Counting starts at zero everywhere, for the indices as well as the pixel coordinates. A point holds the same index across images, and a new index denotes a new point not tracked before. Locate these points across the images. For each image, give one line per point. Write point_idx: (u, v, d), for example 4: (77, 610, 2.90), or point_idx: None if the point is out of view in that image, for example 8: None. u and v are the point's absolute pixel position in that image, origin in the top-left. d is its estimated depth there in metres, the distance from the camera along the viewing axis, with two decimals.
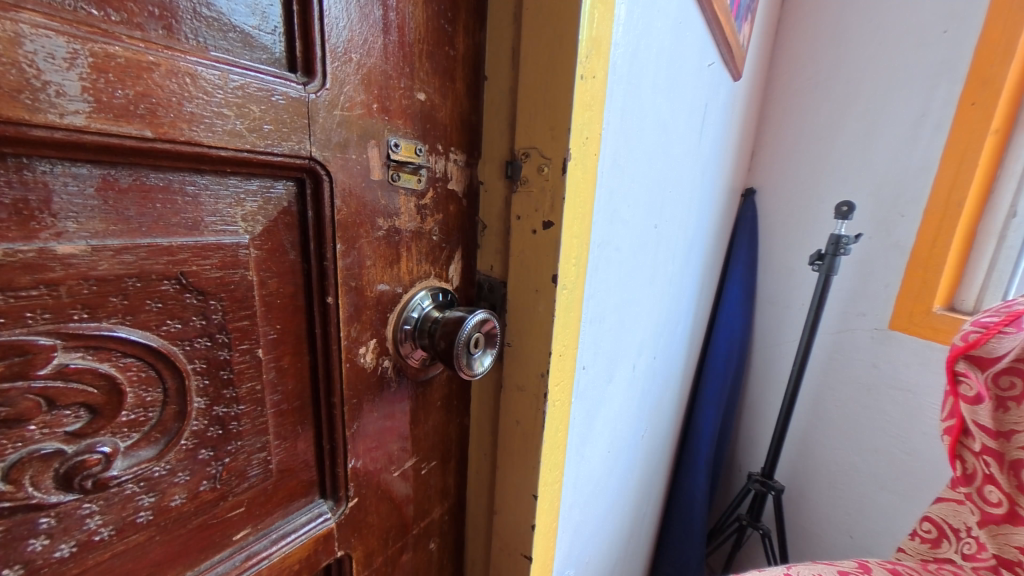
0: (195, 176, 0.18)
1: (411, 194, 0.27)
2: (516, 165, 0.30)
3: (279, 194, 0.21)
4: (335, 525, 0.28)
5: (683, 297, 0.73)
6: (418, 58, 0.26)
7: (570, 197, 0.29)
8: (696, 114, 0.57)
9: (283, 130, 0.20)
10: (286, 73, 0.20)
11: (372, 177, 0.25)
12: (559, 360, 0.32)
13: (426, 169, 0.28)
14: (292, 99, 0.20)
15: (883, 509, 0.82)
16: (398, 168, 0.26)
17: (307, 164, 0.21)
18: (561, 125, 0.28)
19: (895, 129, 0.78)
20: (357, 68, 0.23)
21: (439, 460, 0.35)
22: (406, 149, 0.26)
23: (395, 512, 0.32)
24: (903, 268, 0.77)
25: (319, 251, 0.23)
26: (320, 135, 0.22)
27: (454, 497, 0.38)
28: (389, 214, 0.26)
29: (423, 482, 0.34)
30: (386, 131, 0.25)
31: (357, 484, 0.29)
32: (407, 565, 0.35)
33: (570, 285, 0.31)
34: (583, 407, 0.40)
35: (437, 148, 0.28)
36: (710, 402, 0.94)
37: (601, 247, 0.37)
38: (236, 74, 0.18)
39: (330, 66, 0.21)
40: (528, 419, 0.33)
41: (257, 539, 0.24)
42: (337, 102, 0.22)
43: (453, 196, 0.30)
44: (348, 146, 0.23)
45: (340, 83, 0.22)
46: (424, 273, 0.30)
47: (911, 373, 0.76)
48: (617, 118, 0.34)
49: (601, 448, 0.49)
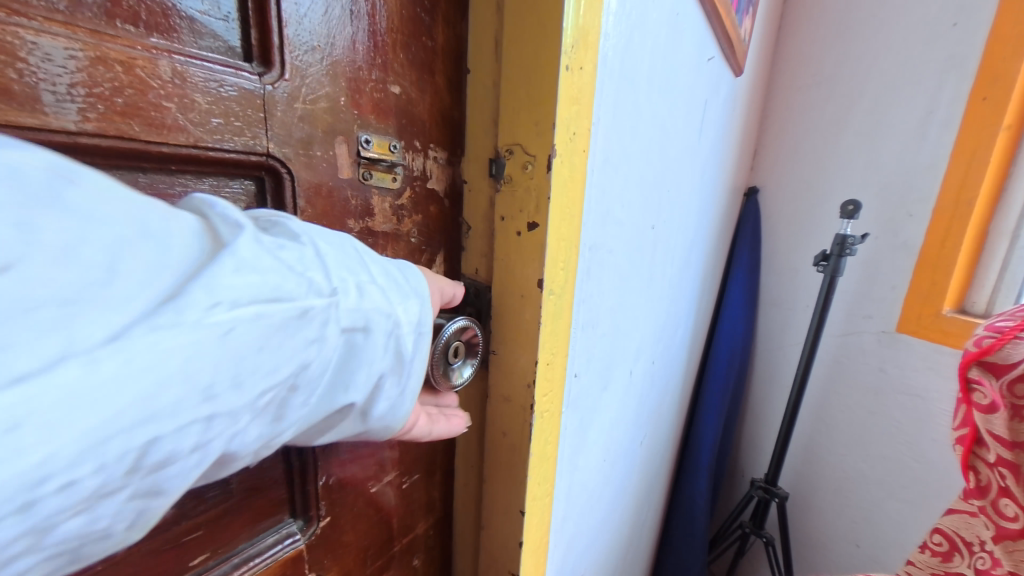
0: (138, 175, 0.17)
1: (387, 193, 0.26)
2: (500, 163, 0.28)
3: (236, 193, 0.20)
4: (305, 546, 0.26)
5: (682, 298, 0.71)
6: (390, 47, 0.24)
7: (557, 197, 0.27)
8: (695, 111, 0.55)
9: (235, 123, 0.19)
10: (239, 63, 0.19)
11: (341, 176, 0.23)
12: (547, 369, 0.30)
13: (402, 168, 0.26)
14: (246, 91, 0.19)
15: (891, 518, 0.79)
16: (370, 167, 0.24)
17: (266, 162, 0.20)
18: (544, 121, 0.26)
19: (903, 126, 0.76)
20: (322, 58, 0.21)
21: (423, 473, 0.34)
22: (379, 146, 0.25)
23: (375, 529, 0.31)
24: (909, 268, 0.74)
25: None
26: (279, 131, 0.20)
27: (440, 510, 0.36)
28: (362, 216, 0.25)
29: (405, 496, 0.33)
30: (356, 127, 0.23)
31: (330, 503, 0.27)
32: None
33: (557, 290, 0.29)
34: (576, 416, 0.38)
35: (414, 145, 0.27)
36: (712, 406, 0.91)
37: (593, 250, 0.35)
38: (184, 64, 0.17)
39: (290, 55, 0.20)
40: (515, 430, 0.31)
41: (218, 565, 0.22)
42: (299, 95, 0.20)
43: (433, 196, 0.29)
44: (313, 143, 0.22)
45: (302, 75, 0.20)
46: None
47: (920, 377, 0.74)
48: (609, 114, 0.33)
49: (596, 456, 0.47)
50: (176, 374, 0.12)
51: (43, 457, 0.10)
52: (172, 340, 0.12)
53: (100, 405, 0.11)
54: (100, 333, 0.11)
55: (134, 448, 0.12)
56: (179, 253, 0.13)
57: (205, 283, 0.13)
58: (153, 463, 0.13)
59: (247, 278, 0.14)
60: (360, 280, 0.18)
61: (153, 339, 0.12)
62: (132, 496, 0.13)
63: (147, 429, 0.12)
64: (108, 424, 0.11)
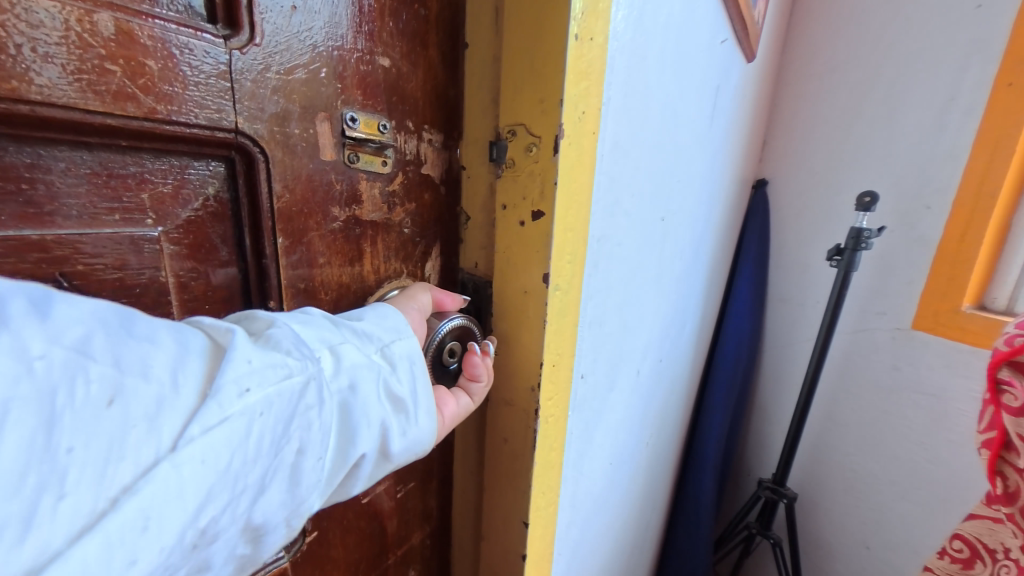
0: (83, 152, 0.15)
1: (375, 178, 0.23)
2: (501, 146, 0.26)
3: (202, 175, 0.18)
4: (288, 564, 0.24)
5: (690, 294, 0.69)
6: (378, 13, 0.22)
7: (564, 181, 0.24)
8: (706, 97, 0.52)
9: (197, 95, 0.16)
10: (200, 24, 0.16)
11: (323, 158, 0.21)
12: (552, 371, 0.28)
13: (393, 150, 0.24)
14: (208, 55, 0.16)
15: (903, 519, 0.77)
16: (356, 149, 0.22)
17: (234, 140, 0.18)
18: (550, 98, 0.23)
19: (921, 114, 0.73)
20: (301, 22, 0.19)
21: (418, 481, 0.31)
22: (366, 125, 0.22)
23: (365, 542, 0.28)
24: (926, 263, 0.72)
25: (257, 245, 0.20)
26: (249, 103, 0.18)
27: (436, 520, 0.34)
28: (347, 202, 0.22)
29: (399, 505, 0.30)
30: (339, 104, 0.21)
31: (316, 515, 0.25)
32: None
33: (564, 285, 0.27)
34: (581, 419, 0.36)
35: (406, 126, 0.24)
36: (718, 405, 0.89)
37: (600, 243, 0.32)
38: (133, 22, 0.14)
39: (261, 17, 0.17)
40: (517, 436, 0.29)
41: None
42: (272, 63, 0.18)
43: (428, 182, 0.26)
44: (288, 119, 0.19)
45: (276, 39, 0.18)
46: (392, 272, 0.26)
47: (935, 376, 0.71)
48: (620, 94, 0.30)
49: (601, 459, 0.45)
50: (224, 464, 0.14)
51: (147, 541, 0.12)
52: (222, 431, 0.14)
53: (179, 497, 0.13)
54: (173, 438, 0.13)
55: (199, 527, 0.14)
56: (200, 358, 0.15)
57: (230, 382, 0.15)
58: (210, 537, 0.14)
59: (271, 363, 0.16)
60: (371, 342, 0.20)
61: (208, 434, 0.14)
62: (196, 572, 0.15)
63: (210, 513, 0.14)
64: (185, 511, 0.13)
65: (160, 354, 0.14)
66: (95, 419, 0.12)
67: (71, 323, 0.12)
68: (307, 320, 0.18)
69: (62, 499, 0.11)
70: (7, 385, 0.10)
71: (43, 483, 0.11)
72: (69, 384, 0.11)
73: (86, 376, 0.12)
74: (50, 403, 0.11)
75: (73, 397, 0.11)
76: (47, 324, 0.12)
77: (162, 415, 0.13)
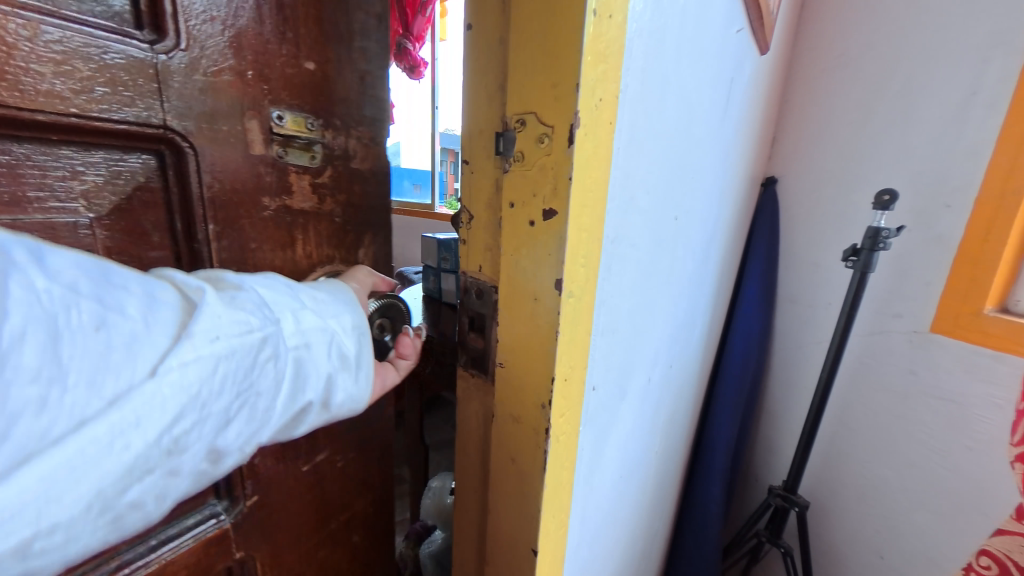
0: (17, 144, 0.17)
1: (304, 170, 0.26)
2: (508, 138, 0.23)
3: (133, 167, 0.20)
4: (231, 523, 0.29)
5: (701, 295, 0.66)
6: (282, 19, 0.24)
7: (579, 177, 0.21)
8: (720, 89, 0.49)
9: (125, 93, 0.19)
10: (128, 30, 0.19)
11: (253, 152, 0.24)
12: (564, 386, 0.25)
13: (321, 145, 0.27)
14: (134, 59, 0.19)
15: (919, 530, 0.74)
16: (286, 143, 0.25)
17: (163, 134, 0.20)
18: (564, 82, 0.20)
19: (940, 109, 0.70)
20: (223, 28, 0.21)
21: (357, 452, 0.37)
22: (293, 123, 0.25)
23: (309, 507, 0.34)
24: (946, 264, 0.69)
25: (189, 231, 0.23)
26: (177, 102, 0.20)
27: (376, 492, 0.40)
28: (278, 193, 0.26)
29: (341, 473, 0.36)
30: (267, 103, 0.24)
31: (256, 484, 0.30)
32: (326, 557, 0.37)
33: (578, 292, 0.24)
34: (593, 433, 0.34)
35: (333, 124, 0.27)
36: (726, 409, 0.87)
37: (614, 244, 0.30)
38: (54, 28, 0.17)
39: (184, 24, 0.20)
40: (525, 456, 0.26)
41: (129, 547, 0.24)
42: (199, 66, 0.21)
43: (357, 175, 0.30)
44: (217, 118, 0.22)
45: (201, 45, 0.21)
46: (325, 256, 0.29)
47: (954, 381, 0.69)
48: (638, 82, 0.27)
49: (612, 471, 0.43)
50: (192, 390, 0.18)
51: (125, 442, 0.16)
52: (194, 363, 0.18)
53: (155, 409, 0.17)
54: (150, 366, 0.17)
55: (174, 435, 0.18)
56: (173, 307, 0.18)
57: (197, 329, 0.19)
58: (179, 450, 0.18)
59: (235, 317, 0.20)
60: (321, 311, 0.24)
61: (180, 364, 0.18)
62: (168, 476, 0.18)
63: (182, 425, 0.18)
64: (162, 422, 0.17)
65: (136, 298, 0.17)
66: (86, 340, 0.16)
67: (66, 268, 0.16)
68: (264, 286, 0.22)
69: (65, 393, 0.15)
70: (23, 305, 0.14)
71: (47, 382, 0.15)
72: (67, 310, 0.15)
73: (79, 307, 0.16)
74: (56, 325, 0.15)
75: (70, 320, 0.15)
76: (47, 266, 0.15)
77: (142, 345, 0.17)
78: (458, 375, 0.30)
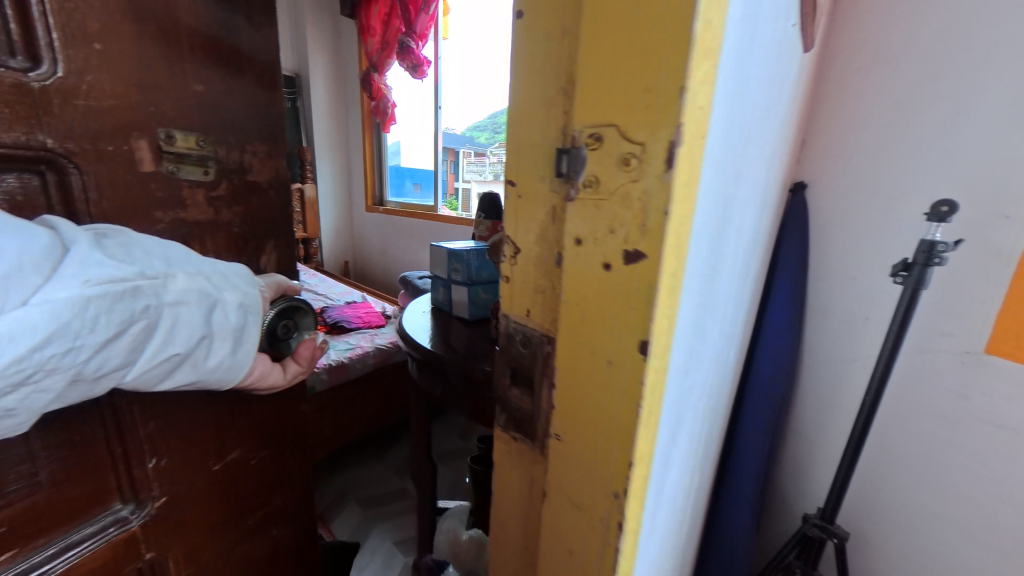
0: None
1: (197, 181, 0.43)
2: (574, 159, 0.18)
3: (18, 177, 0.32)
4: (136, 521, 0.44)
5: (739, 314, 0.61)
6: (116, 76, 0.36)
7: (678, 212, 0.16)
8: (773, 89, 0.44)
9: (12, 127, 0.31)
10: (6, 60, 0.30)
11: (143, 168, 0.39)
12: (643, 471, 0.20)
13: (211, 164, 0.44)
14: (13, 82, 0.30)
15: (969, 563, 0.70)
16: (181, 163, 0.41)
17: (46, 153, 0.33)
18: (662, 86, 0.15)
19: (998, 111, 0.64)
20: (95, 57, 0.34)
21: (267, 453, 0.59)
22: (186, 146, 0.41)
23: (206, 507, 0.52)
24: (1005, 280, 0.64)
25: (73, 210, 0.35)
26: (54, 126, 0.33)
27: (291, 489, 0.64)
28: (175, 205, 0.41)
29: (247, 469, 0.56)
30: (159, 128, 0.39)
31: (159, 489, 0.46)
32: (246, 538, 0.59)
33: (666, 354, 0.18)
34: (658, 503, 0.28)
35: (205, 143, 0.43)
36: (755, 429, 0.82)
37: (698, 277, 0.24)
38: None
39: (52, 55, 0.32)
40: (588, 551, 0.21)
41: (40, 552, 0.37)
42: (71, 88, 0.33)
43: (235, 181, 0.46)
44: (100, 137, 0.36)
45: (70, 69, 0.33)
46: (233, 258, 0.48)
47: (1013, 406, 0.64)
48: (730, 75, 0.21)
49: (664, 526, 0.38)
50: (57, 315, 0.29)
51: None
52: (58, 297, 0.29)
53: (25, 323, 0.27)
54: (23, 297, 0.27)
55: (38, 344, 0.28)
56: (36, 260, 0.29)
57: (59, 278, 0.29)
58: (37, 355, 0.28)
59: (96, 271, 0.31)
60: (170, 277, 0.36)
61: (46, 295, 0.28)
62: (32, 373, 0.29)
63: (46, 336, 0.28)
64: (27, 332, 0.27)
65: (10, 249, 0.27)
66: None
67: None
68: (109, 250, 0.33)
69: None
70: None
71: None
72: None
73: None
74: None
75: None
76: None
77: (14, 284, 0.27)
78: (496, 435, 0.26)
